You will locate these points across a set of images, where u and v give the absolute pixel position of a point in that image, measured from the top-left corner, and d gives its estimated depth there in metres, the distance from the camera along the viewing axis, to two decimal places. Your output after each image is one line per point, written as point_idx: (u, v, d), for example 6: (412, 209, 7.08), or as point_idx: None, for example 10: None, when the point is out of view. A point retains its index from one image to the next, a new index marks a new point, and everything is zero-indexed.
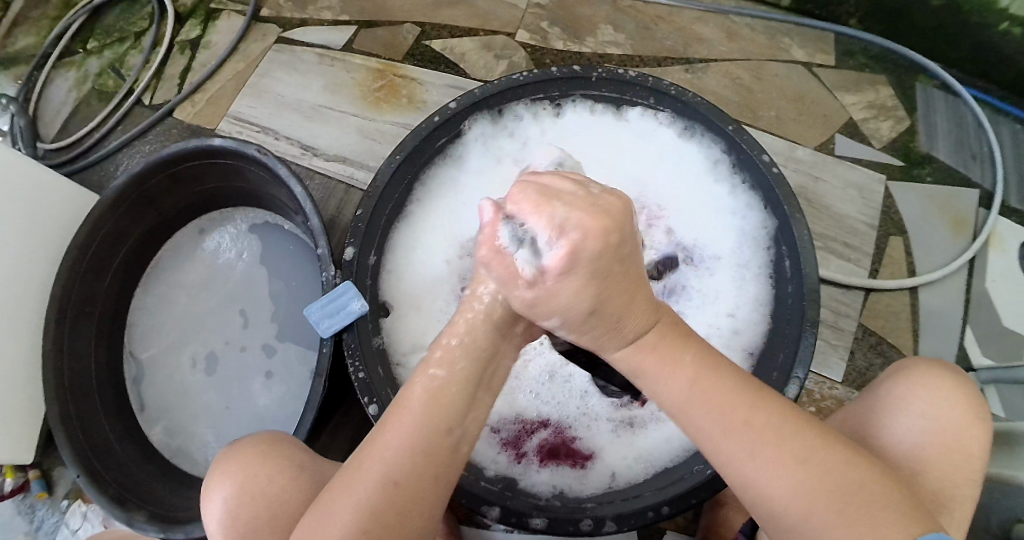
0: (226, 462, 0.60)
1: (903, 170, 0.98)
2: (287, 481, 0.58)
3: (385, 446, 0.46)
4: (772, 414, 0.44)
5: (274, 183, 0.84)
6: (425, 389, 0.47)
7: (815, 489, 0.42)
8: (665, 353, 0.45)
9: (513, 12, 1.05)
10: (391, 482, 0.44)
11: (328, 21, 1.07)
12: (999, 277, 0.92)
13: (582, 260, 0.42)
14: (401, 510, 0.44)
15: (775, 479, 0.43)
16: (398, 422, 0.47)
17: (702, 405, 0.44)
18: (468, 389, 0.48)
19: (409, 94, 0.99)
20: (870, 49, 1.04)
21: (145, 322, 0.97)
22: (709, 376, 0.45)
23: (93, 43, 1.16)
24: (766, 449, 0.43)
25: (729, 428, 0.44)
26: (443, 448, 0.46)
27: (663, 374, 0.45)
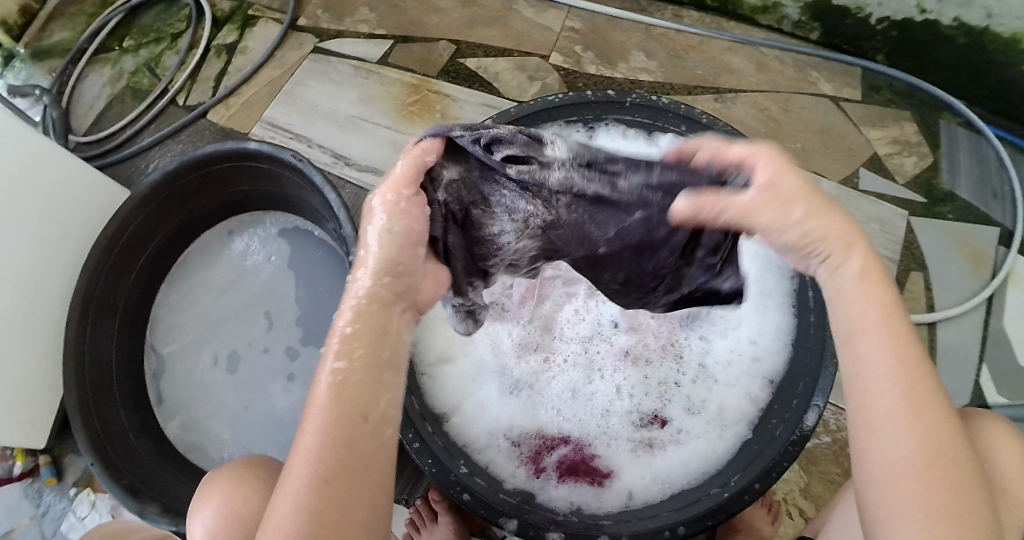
0: (206, 490, 0.63)
1: (925, 207, 0.98)
2: (258, 500, 0.59)
3: (301, 447, 0.42)
4: (928, 390, 0.42)
5: (309, 190, 0.86)
6: (330, 385, 0.43)
7: (932, 466, 0.40)
8: (878, 290, 0.45)
9: (547, 35, 1.07)
10: (319, 481, 0.41)
11: (365, 34, 1.10)
12: (1017, 316, 0.92)
13: (776, 158, 0.47)
14: (336, 507, 0.41)
15: (891, 444, 0.41)
16: (307, 424, 0.42)
17: (885, 335, 0.43)
18: (371, 372, 0.44)
19: (442, 110, 1.02)
20: (896, 86, 1.05)
21: (169, 318, 0.99)
22: (905, 337, 0.43)
23: (130, 43, 1.19)
24: (902, 418, 0.41)
25: (876, 380, 0.43)
26: (361, 439, 0.43)
27: (868, 298, 0.45)
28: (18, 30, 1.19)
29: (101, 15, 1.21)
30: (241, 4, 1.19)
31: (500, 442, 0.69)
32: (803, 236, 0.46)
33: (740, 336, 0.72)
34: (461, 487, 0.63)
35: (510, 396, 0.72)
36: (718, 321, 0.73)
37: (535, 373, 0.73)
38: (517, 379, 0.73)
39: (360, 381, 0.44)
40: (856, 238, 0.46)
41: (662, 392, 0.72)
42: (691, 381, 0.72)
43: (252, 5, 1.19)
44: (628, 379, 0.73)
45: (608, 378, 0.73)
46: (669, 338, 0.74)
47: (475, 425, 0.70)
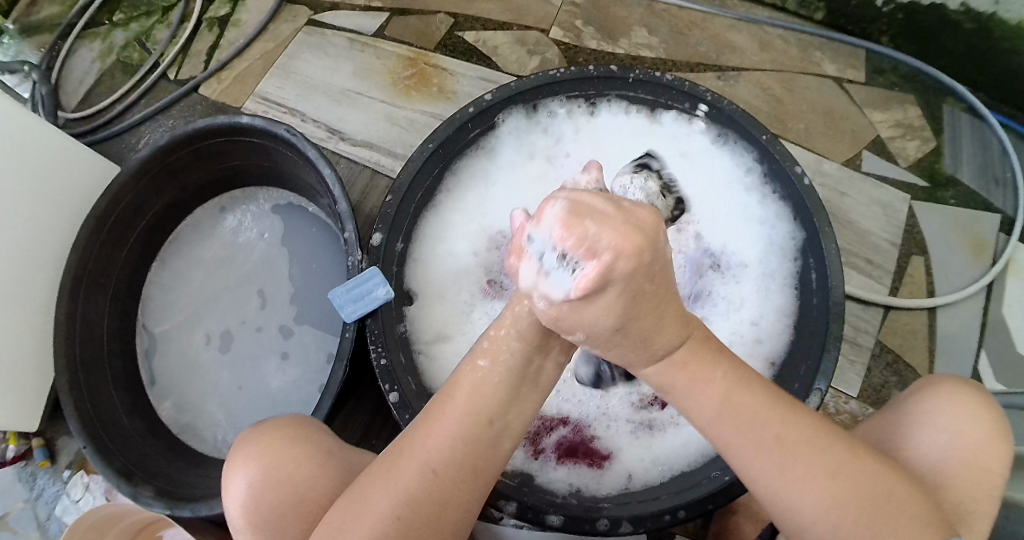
0: (242, 448, 0.59)
1: (928, 192, 0.97)
2: (315, 467, 0.57)
3: (428, 434, 0.46)
4: (797, 431, 0.45)
5: (303, 164, 0.84)
6: (470, 382, 0.46)
7: (848, 514, 0.43)
8: (695, 369, 0.46)
9: (547, 9, 1.04)
10: (428, 471, 0.44)
11: (361, 6, 1.07)
12: (1017, 303, 0.92)
13: (612, 308, 0.40)
14: (437, 501, 0.44)
15: (811, 516, 0.44)
16: (444, 413, 0.46)
17: (716, 387, 0.46)
18: (512, 384, 0.47)
19: (440, 83, 0.99)
20: (900, 69, 1.03)
21: (161, 296, 0.97)
22: (739, 390, 0.46)
23: (120, 16, 1.16)
24: (791, 475, 0.44)
25: (760, 456, 0.45)
26: (481, 444, 0.45)
27: (693, 388, 0.46)
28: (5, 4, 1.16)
29: None
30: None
31: None
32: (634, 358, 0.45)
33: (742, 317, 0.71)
34: None
35: None
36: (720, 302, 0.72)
37: None
38: None
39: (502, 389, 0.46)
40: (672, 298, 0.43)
41: None
42: None
43: None
44: None
45: None
46: None
47: None
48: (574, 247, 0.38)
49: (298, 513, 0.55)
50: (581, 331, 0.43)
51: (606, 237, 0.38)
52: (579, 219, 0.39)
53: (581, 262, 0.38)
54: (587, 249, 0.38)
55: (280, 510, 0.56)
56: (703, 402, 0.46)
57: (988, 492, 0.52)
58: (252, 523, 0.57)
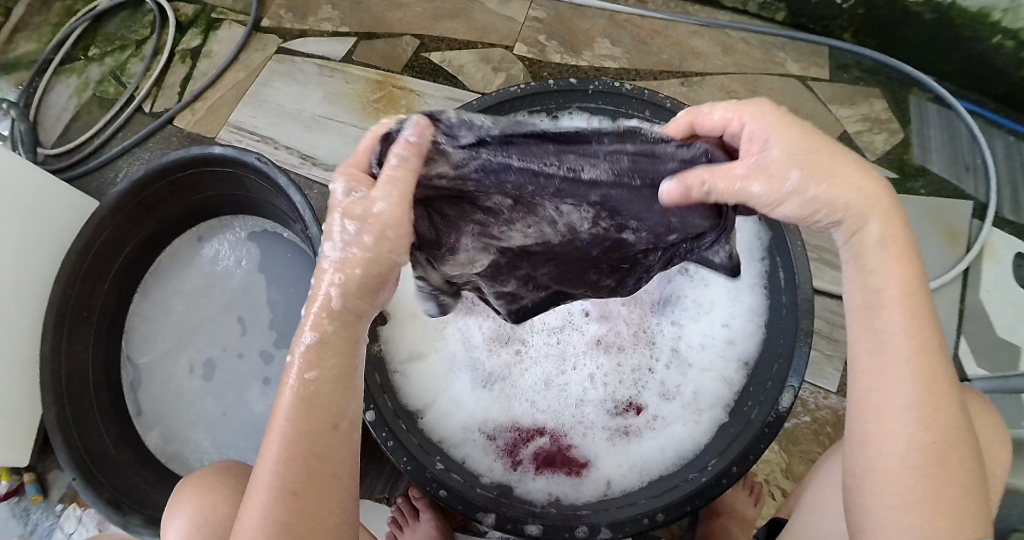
0: (175, 501, 0.62)
1: (897, 183, 0.99)
2: (232, 508, 0.58)
3: (268, 459, 0.43)
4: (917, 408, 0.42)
5: (275, 192, 0.85)
6: (296, 394, 0.44)
7: (922, 482, 0.40)
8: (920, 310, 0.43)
9: (511, 25, 1.06)
10: (286, 493, 0.42)
11: (328, 32, 1.09)
12: (994, 288, 0.93)
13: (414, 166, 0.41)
14: (309, 515, 0.43)
15: (890, 462, 0.41)
16: (273, 434, 0.44)
17: (904, 312, 0.43)
18: (341, 382, 0.45)
19: (408, 105, 1.01)
20: (864, 64, 1.05)
21: (143, 328, 0.97)
22: (923, 316, 0.43)
23: (94, 52, 1.17)
24: (896, 439, 0.41)
25: (890, 398, 0.42)
26: (326, 448, 0.44)
27: (890, 269, 0.44)
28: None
29: (65, 25, 1.18)
30: (204, 7, 1.17)
31: (476, 437, 0.69)
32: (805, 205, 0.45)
33: (713, 320, 0.71)
34: (438, 483, 0.62)
35: (483, 389, 0.71)
36: (690, 306, 0.73)
37: (505, 366, 0.72)
38: (490, 373, 0.72)
39: (331, 391, 0.45)
40: (843, 163, 0.45)
41: (636, 379, 0.71)
42: (666, 367, 0.72)
43: (215, 7, 1.17)
44: (602, 366, 0.72)
45: (583, 368, 0.72)
46: (641, 324, 0.73)
47: (449, 422, 0.69)
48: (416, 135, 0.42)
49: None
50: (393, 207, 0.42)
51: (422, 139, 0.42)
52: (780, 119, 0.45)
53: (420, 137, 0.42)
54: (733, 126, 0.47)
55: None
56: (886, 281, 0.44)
57: None
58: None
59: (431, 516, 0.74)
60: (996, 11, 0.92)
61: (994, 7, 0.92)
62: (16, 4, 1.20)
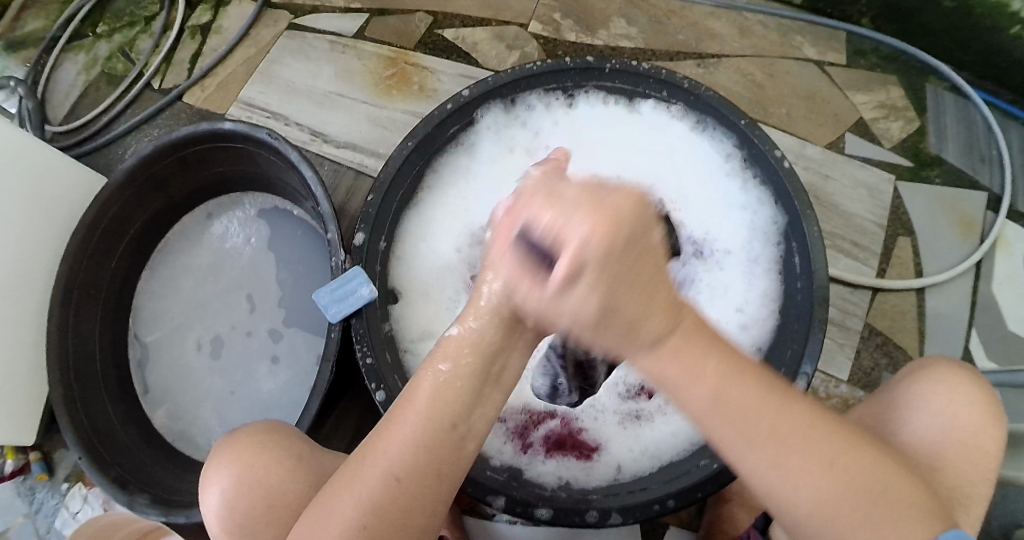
0: (219, 453, 0.60)
1: (912, 171, 0.97)
2: (286, 472, 0.57)
3: (387, 442, 0.43)
4: (785, 432, 0.39)
5: (285, 168, 0.84)
6: (430, 387, 0.42)
7: (835, 503, 0.40)
8: (694, 351, 0.37)
9: (526, 3, 1.04)
10: (390, 478, 0.42)
11: (340, 9, 1.07)
12: (1005, 280, 0.92)
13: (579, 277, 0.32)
14: (403, 509, 0.43)
15: (788, 490, 0.40)
16: (404, 416, 0.43)
17: (729, 413, 0.38)
18: (474, 386, 0.42)
19: (420, 82, 1.00)
20: (882, 50, 1.03)
21: (151, 305, 0.97)
22: (734, 379, 0.38)
23: (103, 28, 1.15)
24: (775, 469, 0.39)
25: (781, 424, 0.39)
26: (445, 449, 0.43)
27: (674, 366, 0.37)
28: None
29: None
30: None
31: None
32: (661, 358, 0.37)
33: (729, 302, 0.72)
34: None
35: None
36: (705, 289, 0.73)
37: None
38: None
39: (461, 394, 0.42)
40: (665, 295, 0.35)
41: None
42: None
43: None
44: None
45: None
46: None
47: None
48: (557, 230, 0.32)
49: (270, 518, 0.56)
50: (561, 319, 0.35)
51: (576, 223, 0.32)
52: (563, 203, 0.33)
53: (563, 244, 0.32)
54: (558, 236, 0.32)
55: (253, 513, 0.57)
56: (692, 393, 0.37)
57: (984, 474, 0.53)
58: (227, 528, 0.58)
59: None
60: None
61: None
62: None
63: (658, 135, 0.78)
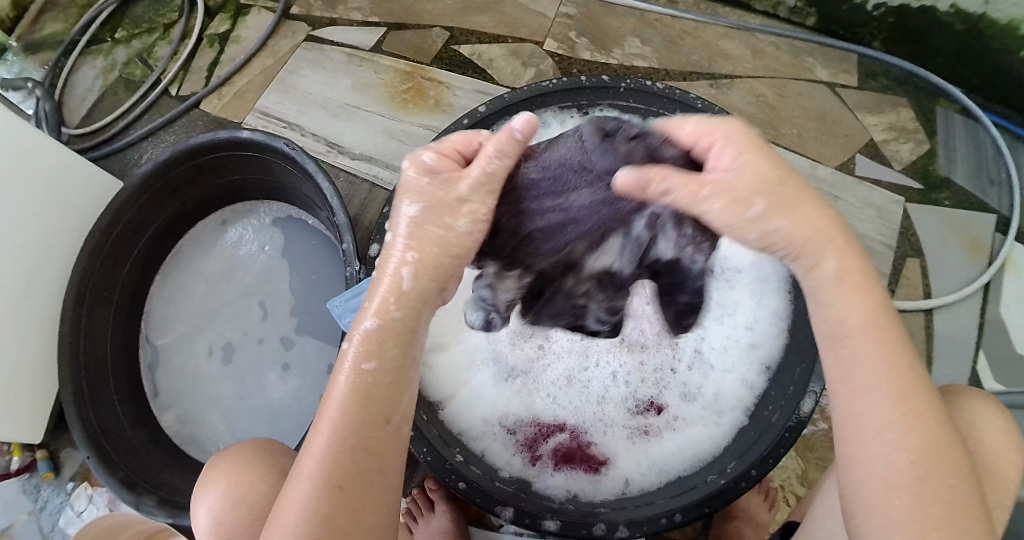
0: (210, 474, 0.61)
1: (922, 193, 0.98)
2: (269, 485, 0.58)
3: (316, 448, 0.45)
4: (919, 406, 0.45)
5: (302, 177, 0.85)
6: (354, 386, 0.46)
7: (925, 481, 0.43)
8: (859, 283, 0.48)
9: (541, 20, 1.06)
10: (330, 486, 0.44)
11: (358, 22, 1.09)
12: (1013, 302, 0.92)
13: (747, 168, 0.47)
14: (349, 512, 0.44)
15: (887, 450, 0.44)
16: (325, 419, 0.46)
17: (869, 342, 0.46)
18: (398, 378, 0.47)
19: (436, 96, 1.01)
20: (892, 72, 1.04)
21: (163, 310, 0.98)
22: (884, 322, 0.47)
23: (121, 34, 1.17)
24: (896, 422, 0.44)
25: (909, 377, 0.45)
26: (381, 442, 0.46)
27: (853, 301, 0.47)
28: (7, 25, 1.18)
29: (93, 5, 1.19)
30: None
31: (496, 431, 0.69)
32: (764, 236, 0.48)
33: (738, 322, 0.71)
34: (458, 475, 0.64)
35: (506, 382, 0.71)
36: (715, 307, 0.71)
37: (529, 361, 0.71)
38: (512, 367, 0.71)
39: (387, 385, 0.46)
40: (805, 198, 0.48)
41: (658, 379, 0.70)
42: (688, 368, 0.71)
43: None
44: (625, 364, 0.71)
45: (605, 365, 0.71)
46: (666, 325, 0.72)
47: (470, 414, 0.69)
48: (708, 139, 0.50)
49: (255, 536, 0.56)
50: (756, 206, 0.46)
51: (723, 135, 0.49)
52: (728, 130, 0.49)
53: (713, 143, 0.50)
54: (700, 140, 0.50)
55: (239, 531, 0.57)
56: (855, 306, 0.47)
57: (992, 495, 0.53)
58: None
59: (446, 509, 0.75)
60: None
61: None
62: None
63: None
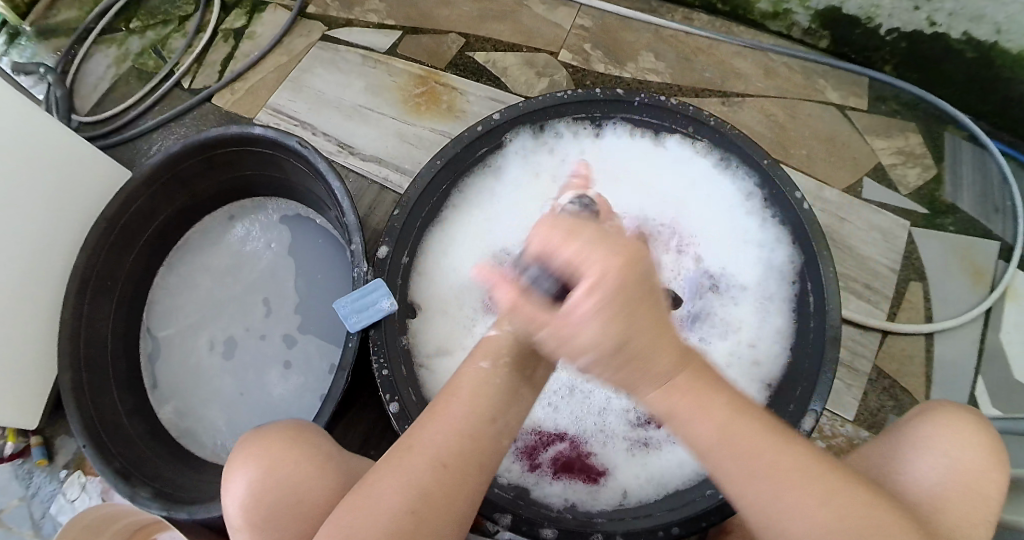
0: (248, 445, 0.57)
1: (927, 219, 0.98)
2: (317, 469, 0.56)
3: (432, 430, 0.47)
4: (807, 470, 0.46)
5: (312, 176, 0.85)
6: (471, 382, 0.48)
7: (837, 531, 0.44)
8: (688, 391, 0.45)
9: (557, 31, 1.07)
10: (437, 464, 0.45)
11: (374, 24, 1.10)
12: (1014, 330, 0.92)
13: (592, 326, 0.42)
14: (447, 494, 0.44)
15: (804, 526, 0.44)
16: (444, 415, 0.48)
17: (746, 438, 0.45)
18: (507, 386, 0.49)
19: (449, 102, 1.02)
20: (902, 97, 1.05)
21: (166, 301, 0.98)
22: (736, 424, 0.45)
23: (136, 24, 1.18)
24: (807, 507, 0.44)
25: (780, 460, 0.46)
26: (484, 437, 0.47)
27: (698, 419, 0.45)
28: (24, 9, 1.18)
29: None
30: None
31: None
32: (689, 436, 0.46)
33: (739, 339, 0.71)
34: None
35: None
36: (718, 324, 0.73)
37: None
38: None
39: (497, 387, 0.49)
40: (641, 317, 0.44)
41: None
42: None
43: None
44: None
45: None
46: None
47: None
48: (572, 260, 0.43)
49: (295, 518, 0.54)
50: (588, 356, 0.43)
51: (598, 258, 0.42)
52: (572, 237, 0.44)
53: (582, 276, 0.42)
54: (576, 268, 0.43)
55: (280, 510, 0.54)
56: (704, 429, 0.45)
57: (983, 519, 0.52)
58: (249, 523, 0.55)
59: None
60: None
61: None
62: None
63: (679, 170, 0.78)
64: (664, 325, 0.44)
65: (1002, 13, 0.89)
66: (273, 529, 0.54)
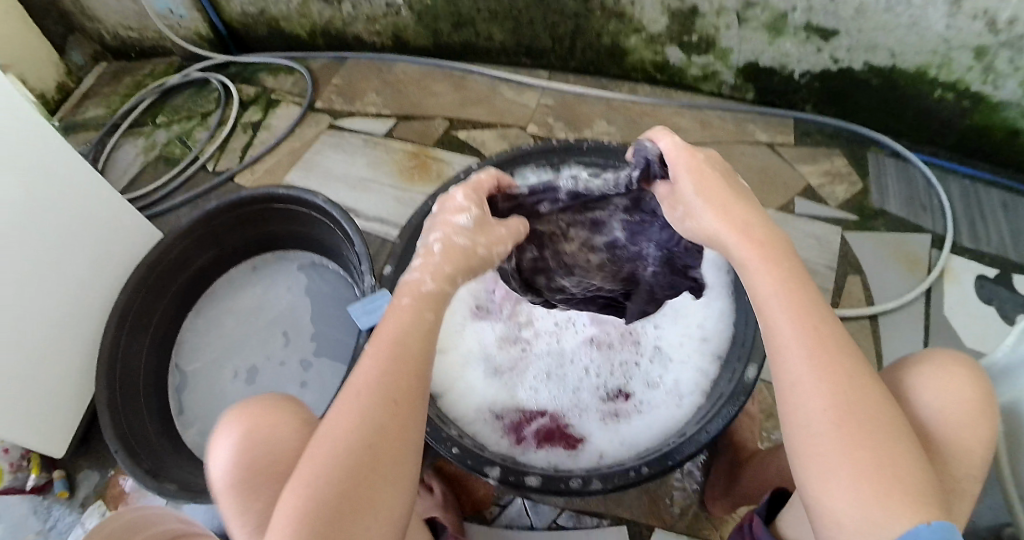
0: (233, 416, 0.69)
1: (858, 224, 1.12)
2: (293, 431, 0.67)
3: (368, 368, 0.54)
4: (834, 353, 0.51)
5: (328, 225, 1.02)
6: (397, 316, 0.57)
7: (842, 417, 0.49)
8: (767, 258, 0.55)
9: (525, 110, 1.29)
10: (387, 400, 0.53)
11: (372, 113, 1.32)
12: (953, 308, 1.03)
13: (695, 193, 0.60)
14: (398, 425, 0.52)
15: (810, 402, 0.50)
16: (372, 354, 0.55)
17: (787, 314, 0.53)
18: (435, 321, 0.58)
19: (437, 171, 1.21)
20: (825, 130, 1.22)
21: (194, 341, 1.11)
22: (793, 284, 0.54)
23: (161, 119, 1.41)
24: (812, 379, 0.50)
25: (828, 340, 0.52)
26: (414, 369, 0.55)
27: (765, 277, 0.55)
28: (53, 105, 1.45)
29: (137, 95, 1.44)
30: (263, 89, 1.42)
31: (486, 416, 0.78)
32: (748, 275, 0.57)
33: (689, 322, 0.81)
34: (451, 441, 0.70)
35: (493, 378, 0.81)
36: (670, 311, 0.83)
37: (512, 361, 0.83)
38: (499, 366, 0.83)
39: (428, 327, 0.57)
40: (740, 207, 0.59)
41: (624, 371, 0.82)
42: (649, 361, 0.82)
43: (273, 90, 1.42)
44: (595, 360, 0.83)
45: (580, 361, 0.83)
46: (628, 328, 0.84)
47: (463, 403, 0.78)
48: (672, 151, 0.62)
49: (273, 468, 0.65)
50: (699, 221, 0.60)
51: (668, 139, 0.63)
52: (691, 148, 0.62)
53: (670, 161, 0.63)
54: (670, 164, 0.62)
55: (258, 463, 0.65)
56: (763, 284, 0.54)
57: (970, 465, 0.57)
58: (235, 476, 0.66)
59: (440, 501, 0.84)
60: (931, 69, 1.05)
61: (929, 65, 1.04)
62: (87, 75, 1.52)
63: None
64: (743, 213, 0.58)
65: (892, 41, 1.04)
66: (254, 480, 0.65)
